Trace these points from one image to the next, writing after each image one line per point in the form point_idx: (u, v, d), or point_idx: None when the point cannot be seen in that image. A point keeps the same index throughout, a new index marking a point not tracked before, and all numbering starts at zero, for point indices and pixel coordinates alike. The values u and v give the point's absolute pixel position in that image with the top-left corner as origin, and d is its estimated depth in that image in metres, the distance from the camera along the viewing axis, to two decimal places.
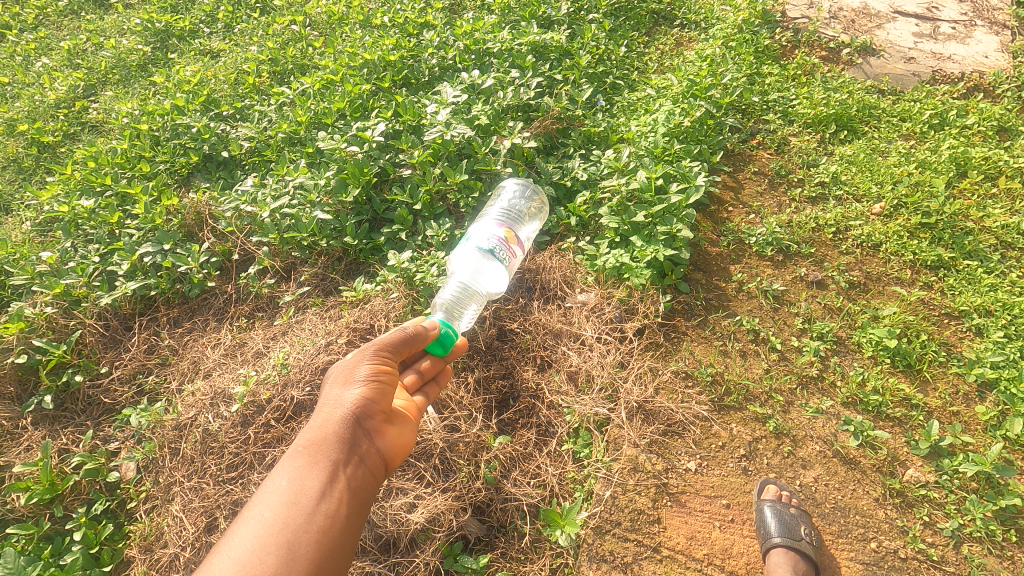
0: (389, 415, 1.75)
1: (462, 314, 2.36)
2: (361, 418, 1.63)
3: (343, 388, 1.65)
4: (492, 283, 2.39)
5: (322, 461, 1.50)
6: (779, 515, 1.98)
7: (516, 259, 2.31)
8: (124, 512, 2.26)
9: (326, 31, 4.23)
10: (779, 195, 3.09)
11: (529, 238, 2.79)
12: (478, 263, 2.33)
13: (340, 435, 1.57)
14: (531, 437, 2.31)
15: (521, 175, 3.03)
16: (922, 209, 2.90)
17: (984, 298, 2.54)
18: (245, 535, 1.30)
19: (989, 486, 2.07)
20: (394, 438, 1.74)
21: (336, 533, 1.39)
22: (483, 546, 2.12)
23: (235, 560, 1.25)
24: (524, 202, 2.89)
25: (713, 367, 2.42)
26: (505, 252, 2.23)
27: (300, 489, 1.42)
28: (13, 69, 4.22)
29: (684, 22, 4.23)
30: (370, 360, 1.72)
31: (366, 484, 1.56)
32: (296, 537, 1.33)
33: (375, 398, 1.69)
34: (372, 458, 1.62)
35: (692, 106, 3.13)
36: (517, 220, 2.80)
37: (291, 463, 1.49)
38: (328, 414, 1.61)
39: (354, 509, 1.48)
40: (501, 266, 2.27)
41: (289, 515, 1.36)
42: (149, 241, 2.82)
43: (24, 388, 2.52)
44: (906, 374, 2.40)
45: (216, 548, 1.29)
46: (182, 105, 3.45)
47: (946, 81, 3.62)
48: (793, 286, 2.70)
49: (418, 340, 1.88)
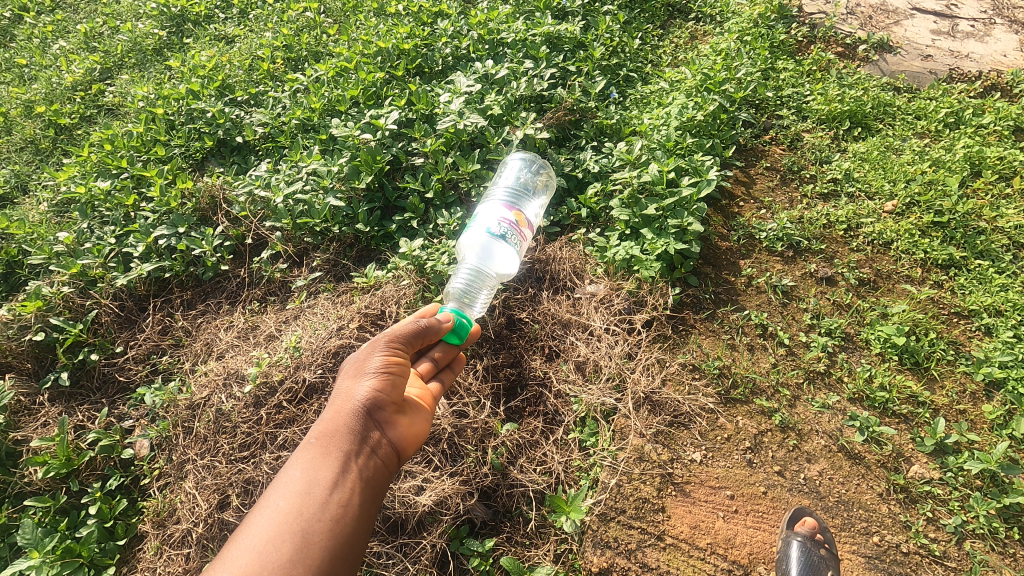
0: (400, 406, 1.77)
1: (475, 300, 2.35)
2: (372, 409, 1.66)
3: (355, 381, 1.69)
4: (503, 266, 2.38)
5: (335, 451, 1.52)
6: (804, 558, 1.89)
7: (526, 242, 2.33)
8: (138, 488, 2.31)
9: (340, 19, 4.23)
10: (791, 191, 3.08)
11: (537, 214, 2.83)
12: (488, 247, 2.31)
13: (352, 426, 1.59)
14: (539, 425, 2.35)
15: (528, 151, 3.03)
16: (935, 207, 2.89)
17: (994, 298, 2.53)
18: (261, 524, 1.32)
19: (994, 484, 2.07)
20: (405, 427, 1.75)
21: (349, 521, 1.41)
22: (489, 529, 2.16)
23: (253, 547, 1.28)
24: (531, 175, 2.92)
25: (721, 359, 2.44)
26: (517, 236, 2.24)
27: (314, 479, 1.44)
28: (30, 51, 4.27)
29: (699, 15, 4.21)
30: (381, 352, 1.75)
31: (379, 475, 1.58)
32: (311, 524, 1.35)
33: (386, 389, 1.72)
34: (384, 448, 1.64)
35: (706, 100, 3.13)
36: (525, 196, 2.82)
37: (305, 453, 1.51)
38: (340, 406, 1.64)
39: (368, 498, 1.50)
40: (513, 249, 2.27)
41: (303, 505, 1.38)
42: (164, 224, 2.87)
43: (40, 364, 2.57)
44: (912, 372, 2.41)
45: (233, 537, 1.31)
46: (197, 90, 3.48)
47: (963, 79, 3.59)
48: (802, 282, 2.71)
49: (431, 334, 1.92)
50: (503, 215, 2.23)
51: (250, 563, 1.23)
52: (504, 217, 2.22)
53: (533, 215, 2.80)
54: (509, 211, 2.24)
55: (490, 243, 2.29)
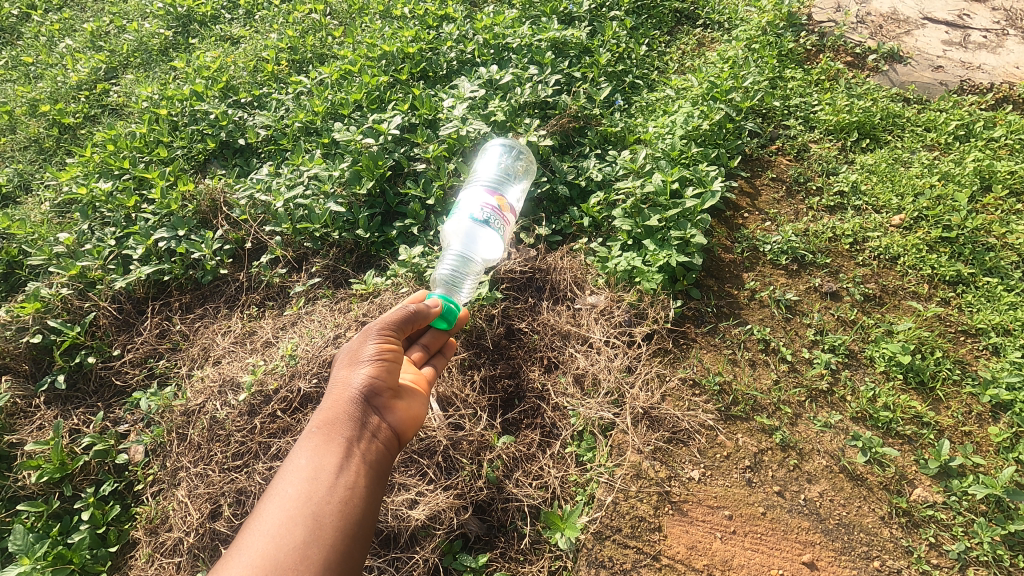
0: (397, 390, 1.77)
1: (462, 286, 2.37)
2: (370, 396, 1.67)
3: (351, 370, 1.69)
4: (488, 251, 2.42)
5: (337, 438, 1.53)
6: None
7: (509, 227, 2.41)
8: (131, 494, 2.30)
9: (346, 21, 4.22)
10: (797, 203, 3.04)
11: (519, 198, 2.85)
12: (472, 233, 2.36)
13: (352, 413, 1.60)
14: (535, 438, 2.32)
15: (505, 137, 3.03)
16: (943, 222, 2.85)
17: (1003, 317, 2.49)
18: (272, 511, 1.33)
19: (999, 510, 2.02)
20: (404, 411, 1.76)
21: (357, 502, 1.43)
22: (483, 544, 2.13)
23: (267, 534, 1.29)
24: (511, 160, 2.94)
25: (722, 375, 2.40)
26: (499, 221, 2.31)
27: (319, 465, 1.45)
28: (37, 50, 4.29)
29: (707, 22, 4.17)
30: (374, 339, 1.76)
31: (382, 458, 1.59)
32: (321, 508, 1.36)
33: (383, 375, 1.72)
34: (385, 432, 1.64)
35: (712, 108, 3.09)
36: (507, 182, 2.84)
37: (308, 442, 1.52)
38: (338, 395, 1.64)
39: (373, 480, 1.51)
40: (496, 234, 2.34)
41: (311, 490, 1.39)
42: (164, 226, 2.85)
43: (38, 366, 2.57)
44: (917, 392, 2.36)
45: (246, 526, 1.32)
46: (201, 91, 3.47)
47: (974, 91, 3.53)
48: (806, 297, 2.67)
49: (421, 318, 1.91)
50: (485, 201, 2.31)
51: (265, 548, 1.25)
52: (486, 203, 2.30)
53: (515, 199, 2.81)
54: (491, 197, 2.33)
55: (474, 229, 2.34)
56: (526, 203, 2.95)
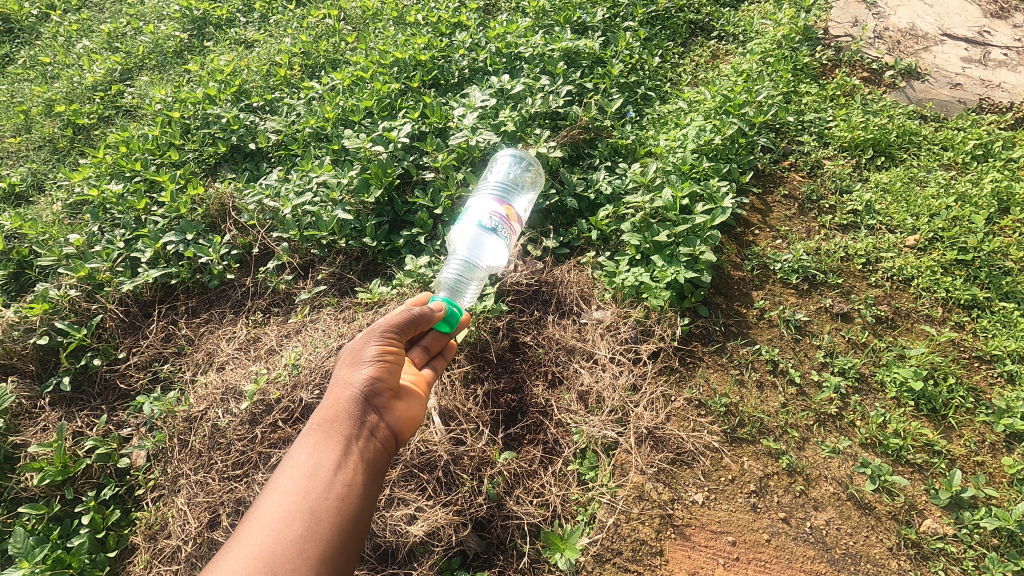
0: (397, 390, 1.75)
1: (465, 291, 2.36)
2: (371, 395, 1.64)
3: (352, 369, 1.67)
4: (494, 258, 2.39)
5: (337, 435, 1.51)
6: None
7: (516, 235, 2.38)
8: (132, 498, 2.30)
9: (360, 26, 4.23)
10: (808, 221, 3.00)
11: (525, 209, 2.81)
12: (478, 239, 2.33)
13: (353, 411, 1.58)
14: (537, 454, 2.29)
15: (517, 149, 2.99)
16: (959, 244, 2.79)
17: (1019, 344, 2.42)
18: (270, 505, 1.32)
19: (1012, 545, 1.96)
20: (403, 412, 1.74)
21: (355, 499, 1.41)
22: (481, 562, 2.10)
23: (264, 527, 1.28)
24: (520, 171, 2.90)
25: (728, 396, 2.37)
26: (506, 229, 2.30)
27: (318, 462, 1.43)
28: (55, 50, 4.35)
29: (721, 34, 4.15)
30: (377, 340, 1.74)
31: (381, 456, 1.57)
32: (319, 504, 1.35)
33: (384, 375, 1.71)
34: (384, 431, 1.62)
35: (724, 122, 3.04)
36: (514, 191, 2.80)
37: (309, 438, 1.50)
38: (338, 393, 1.62)
39: (371, 478, 1.49)
40: (502, 242, 2.32)
41: (310, 485, 1.37)
42: (173, 230, 2.88)
43: (44, 367, 2.58)
44: (929, 419, 2.31)
45: (244, 519, 1.31)
46: (214, 95, 3.50)
47: (994, 110, 3.46)
48: (816, 317, 2.62)
49: (424, 322, 1.89)
50: (493, 208, 2.28)
51: (262, 541, 1.24)
52: (494, 211, 2.27)
53: (523, 209, 2.78)
54: (498, 205, 2.29)
55: (480, 235, 2.32)
56: (534, 214, 2.94)
